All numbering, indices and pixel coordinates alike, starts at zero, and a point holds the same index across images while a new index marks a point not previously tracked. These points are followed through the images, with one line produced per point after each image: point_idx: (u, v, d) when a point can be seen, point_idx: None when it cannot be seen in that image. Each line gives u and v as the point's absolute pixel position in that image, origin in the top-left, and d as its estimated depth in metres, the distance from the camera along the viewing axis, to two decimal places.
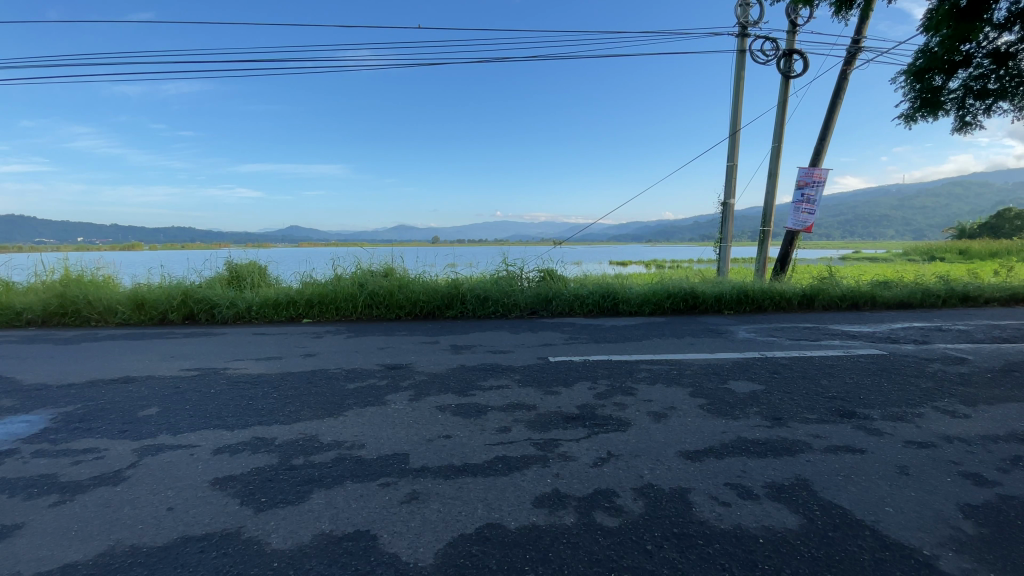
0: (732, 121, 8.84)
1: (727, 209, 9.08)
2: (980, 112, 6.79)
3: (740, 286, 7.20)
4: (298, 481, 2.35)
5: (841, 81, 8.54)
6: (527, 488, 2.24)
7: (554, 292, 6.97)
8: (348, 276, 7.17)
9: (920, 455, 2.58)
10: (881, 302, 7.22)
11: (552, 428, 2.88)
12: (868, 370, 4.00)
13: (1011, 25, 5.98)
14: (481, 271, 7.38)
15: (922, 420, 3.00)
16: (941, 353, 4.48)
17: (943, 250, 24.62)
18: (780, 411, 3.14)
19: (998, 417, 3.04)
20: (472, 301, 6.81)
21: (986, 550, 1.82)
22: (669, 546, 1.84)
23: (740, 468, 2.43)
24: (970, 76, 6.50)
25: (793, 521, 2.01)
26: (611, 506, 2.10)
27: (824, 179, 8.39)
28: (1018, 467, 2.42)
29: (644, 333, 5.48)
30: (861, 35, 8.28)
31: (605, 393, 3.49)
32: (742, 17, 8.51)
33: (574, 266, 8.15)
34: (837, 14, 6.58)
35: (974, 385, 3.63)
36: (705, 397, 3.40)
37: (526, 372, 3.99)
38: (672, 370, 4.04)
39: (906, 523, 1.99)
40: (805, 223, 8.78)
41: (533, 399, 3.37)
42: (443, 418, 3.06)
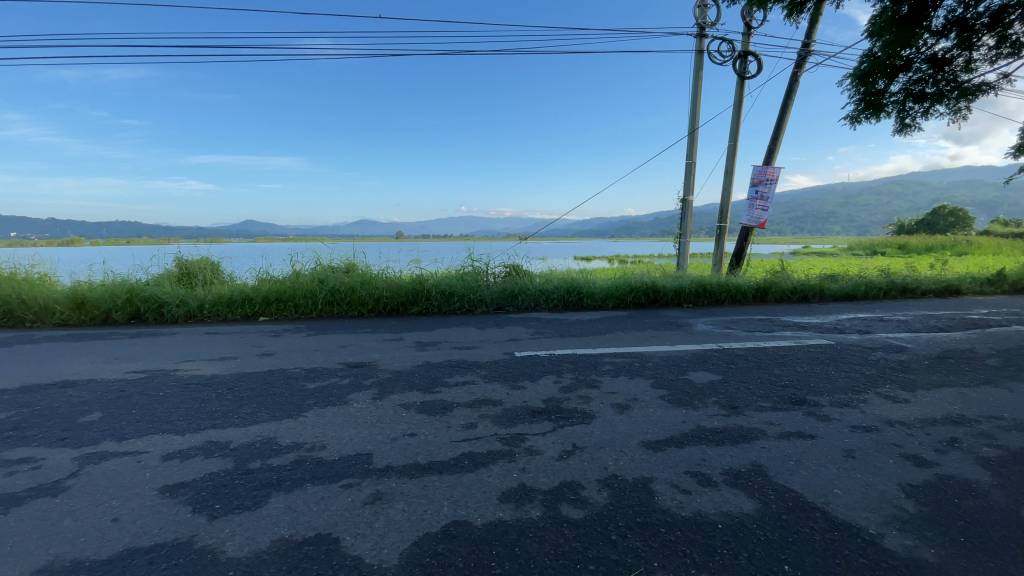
0: (690, 120, 9.09)
1: (686, 206, 9.35)
2: (918, 115, 7.19)
3: (698, 280, 7.41)
4: (256, 485, 2.27)
5: (792, 83, 8.91)
6: (493, 484, 2.24)
7: (520, 287, 6.99)
8: (307, 272, 6.95)
9: (866, 439, 2.73)
10: (828, 295, 7.60)
11: (519, 423, 2.89)
12: (818, 359, 4.21)
13: (947, 32, 6.38)
14: (446, 267, 7.30)
15: (867, 405, 3.18)
16: (883, 342, 4.76)
17: (885, 244, 26.08)
18: (736, 400, 3.26)
19: (935, 401, 3.26)
20: (438, 297, 6.72)
21: (926, 528, 1.94)
22: (632, 535, 1.88)
23: (700, 456, 2.50)
24: (910, 80, 6.90)
25: (750, 506, 2.08)
26: (577, 498, 2.13)
27: (777, 178, 8.74)
28: (954, 448, 2.60)
29: (608, 327, 5.57)
30: (810, 39, 8.63)
31: (571, 386, 3.53)
32: (700, 18, 8.72)
33: (539, 261, 8.21)
34: (789, 18, 6.84)
35: (913, 371, 3.88)
36: (666, 388, 3.49)
37: (492, 368, 3.98)
38: (635, 363, 4.12)
39: (852, 504, 2.11)
40: (760, 219, 9.16)
41: (500, 394, 3.37)
42: (408, 416, 3.01)
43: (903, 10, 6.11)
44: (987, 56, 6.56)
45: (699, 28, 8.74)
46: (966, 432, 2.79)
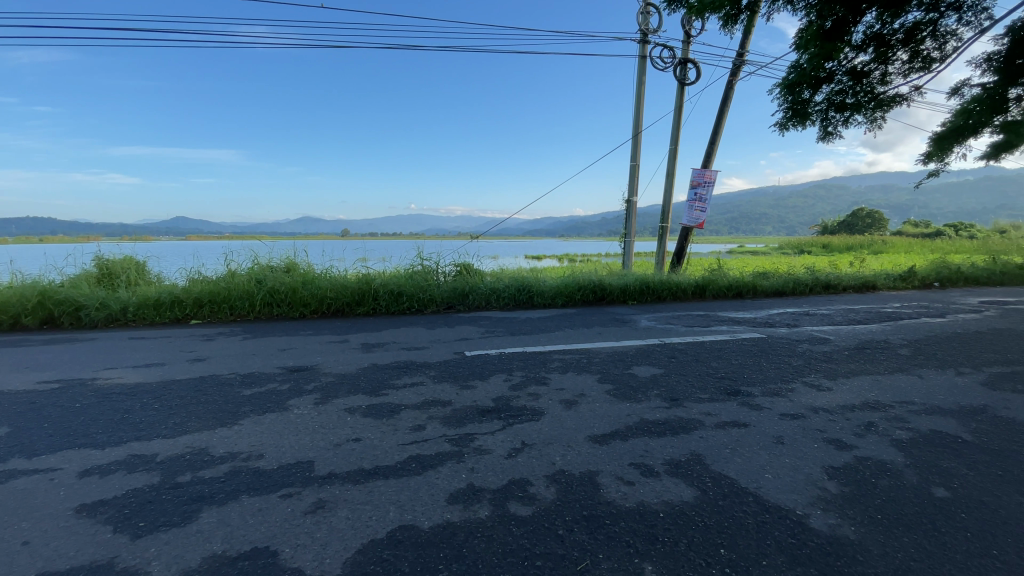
0: (634, 123, 9.37)
1: (631, 207, 9.64)
2: (839, 124, 7.77)
3: (642, 278, 7.67)
4: (186, 500, 2.13)
5: (727, 91, 9.39)
6: (441, 485, 2.21)
7: (470, 286, 6.95)
8: (243, 272, 6.60)
9: (794, 425, 2.92)
10: (761, 291, 8.06)
11: (467, 423, 2.87)
12: (751, 351, 4.46)
13: (865, 47, 6.93)
14: (394, 266, 7.16)
15: (795, 394, 3.41)
16: (809, 335, 5.12)
17: (810, 244, 28.04)
18: (677, 393, 3.40)
19: (853, 388, 3.55)
20: (386, 297, 6.55)
21: (847, 507, 2.11)
22: (578, 529, 1.91)
23: (643, 448, 2.59)
24: (832, 91, 7.44)
25: (689, 494, 2.18)
26: (525, 495, 2.14)
27: (714, 180, 9.17)
28: (869, 432, 2.83)
29: (557, 325, 5.66)
30: (744, 50, 9.13)
31: (520, 384, 3.55)
32: (643, 25, 9.01)
33: (490, 260, 8.21)
34: (725, 28, 7.19)
35: (835, 361, 4.20)
36: (612, 383, 3.59)
37: (441, 368, 3.94)
38: (582, 359, 4.21)
39: (781, 487, 2.25)
40: (698, 219, 9.49)
41: (448, 395, 3.33)
42: (353, 421, 2.93)
43: (827, 24, 6.59)
44: (899, 70, 7.18)
45: (642, 34, 9.02)
46: (880, 416, 3.05)
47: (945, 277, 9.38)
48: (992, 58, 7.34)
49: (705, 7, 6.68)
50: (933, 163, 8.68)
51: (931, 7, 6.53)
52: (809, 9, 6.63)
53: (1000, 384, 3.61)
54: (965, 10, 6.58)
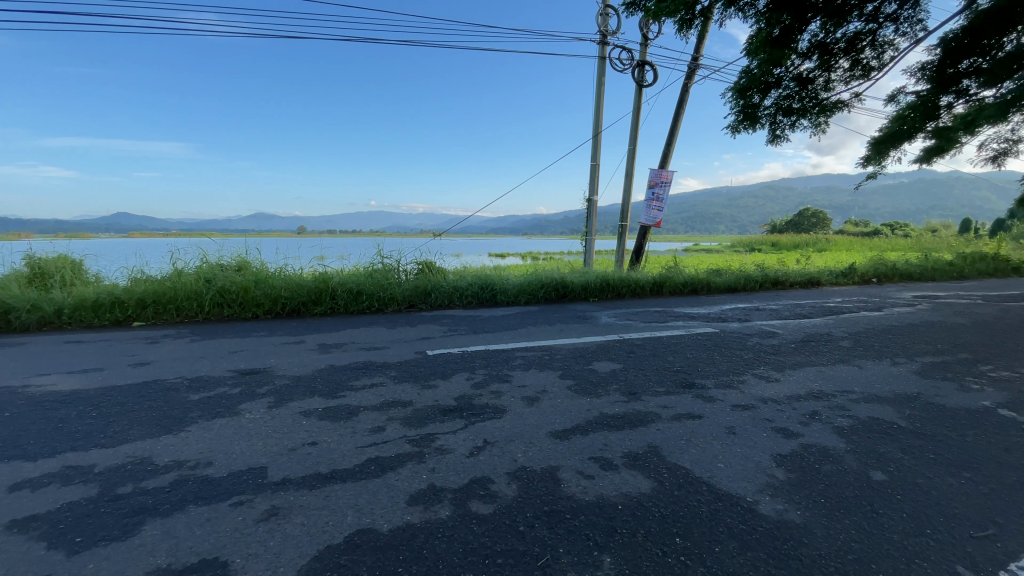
0: (594, 123, 9.52)
1: (592, 205, 9.79)
2: (787, 127, 8.14)
3: (603, 276, 7.82)
4: (127, 512, 2.01)
5: (683, 93, 9.66)
6: (401, 487, 2.18)
7: (432, 284, 6.87)
8: (192, 271, 6.30)
9: (744, 416, 3.04)
10: (715, 287, 8.37)
11: (429, 423, 2.84)
12: (705, 345, 4.63)
13: (810, 54, 7.28)
14: (353, 264, 7.01)
15: (745, 385, 3.56)
16: (759, 329, 5.36)
17: (760, 242, 29.26)
18: (635, 387, 3.48)
19: (799, 378, 3.74)
20: (344, 296, 6.39)
21: (793, 492, 2.21)
22: (539, 524, 1.93)
23: (603, 442, 2.64)
24: (780, 96, 7.78)
25: (646, 485, 2.24)
26: (486, 493, 2.14)
27: (671, 180, 9.43)
28: (814, 420, 2.99)
29: (520, 322, 5.68)
30: (699, 54, 9.42)
31: (482, 382, 3.55)
32: (602, 26, 9.15)
33: (452, 258, 8.15)
34: (681, 32, 7.40)
35: (783, 353, 4.41)
36: (573, 378, 3.65)
37: (402, 368, 3.88)
38: (544, 356, 4.25)
39: (733, 476, 2.34)
40: (655, 219, 9.74)
41: (409, 395, 3.29)
42: (309, 424, 2.84)
43: (774, 32, 6.89)
44: (841, 77, 7.58)
45: (602, 35, 9.16)
46: (824, 405, 3.23)
47: (882, 273, 10.01)
48: (925, 67, 7.86)
49: (662, 10, 6.85)
50: (872, 166, 9.22)
51: (869, 18, 6.92)
52: (758, 16, 6.91)
53: (930, 373, 3.89)
54: (900, 21, 7.02)
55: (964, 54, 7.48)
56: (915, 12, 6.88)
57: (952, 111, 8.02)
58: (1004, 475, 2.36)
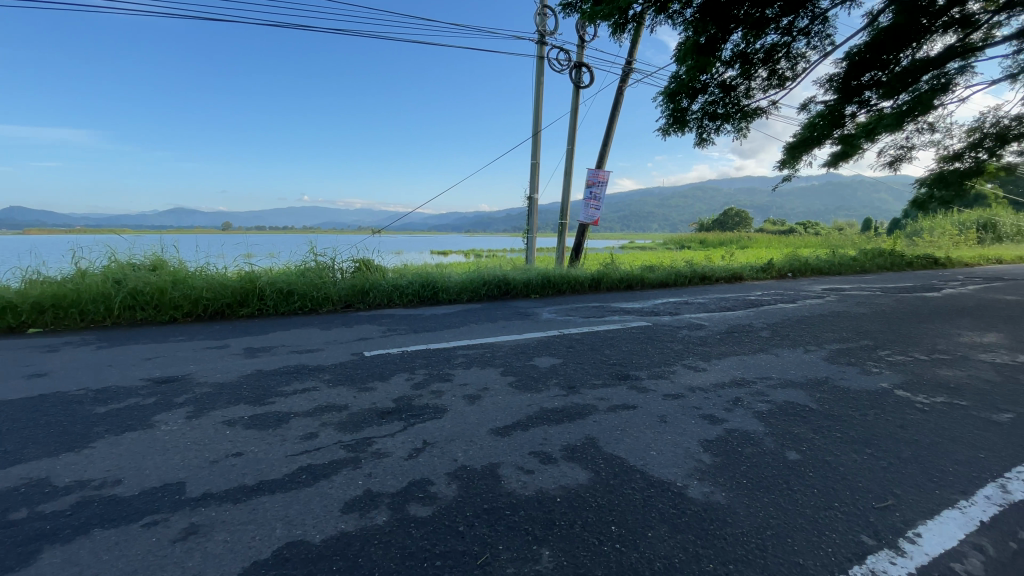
0: (534, 121, 9.62)
1: (532, 203, 9.90)
2: (712, 131, 8.62)
3: (544, 273, 7.93)
4: (18, 541, 1.80)
5: (618, 95, 9.98)
6: (335, 495, 2.10)
7: (370, 283, 6.66)
8: (98, 272, 5.73)
9: (675, 404, 3.20)
10: (648, 283, 8.74)
11: (365, 426, 2.76)
12: (640, 338, 4.83)
13: (733, 63, 7.75)
14: (284, 263, 6.66)
15: (676, 375, 3.75)
16: (688, 321, 5.66)
17: (690, 240, 30.89)
18: (574, 380, 3.56)
19: (724, 367, 3.98)
20: (274, 296, 6.06)
21: (719, 475, 2.35)
22: (479, 523, 1.93)
23: (542, 436, 2.68)
24: (706, 101, 8.23)
25: (584, 476, 2.30)
26: (425, 495, 2.11)
27: (607, 180, 9.74)
28: (736, 406, 3.20)
29: (461, 320, 5.65)
30: (632, 58, 9.76)
31: (422, 382, 3.49)
32: (540, 26, 9.25)
33: (391, 256, 7.96)
34: (615, 35, 7.62)
35: (709, 344, 4.69)
36: (514, 375, 3.67)
37: (337, 371, 3.74)
38: (485, 353, 4.24)
39: (664, 462, 2.46)
40: (593, 217, 10.00)
41: (344, 398, 3.17)
42: (234, 434, 2.67)
43: (701, 40, 7.27)
44: (760, 86, 8.13)
45: (540, 35, 9.27)
46: (746, 392, 3.46)
47: (796, 268, 10.88)
48: (833, 79, 8.56)
49: (597, 13, 7.02)
50: (787, 169, 9.96)
51: (784, 31, 7.46)
52: (687, 25, 7.26)
53: (836, 358, 4.28)
54: (811, 35, 7.62)
55: (865, 68, 8.24)
56: (823, 28, 7.49)
57: (855, 120, 8.82)
58: (899, 449, 2.64)
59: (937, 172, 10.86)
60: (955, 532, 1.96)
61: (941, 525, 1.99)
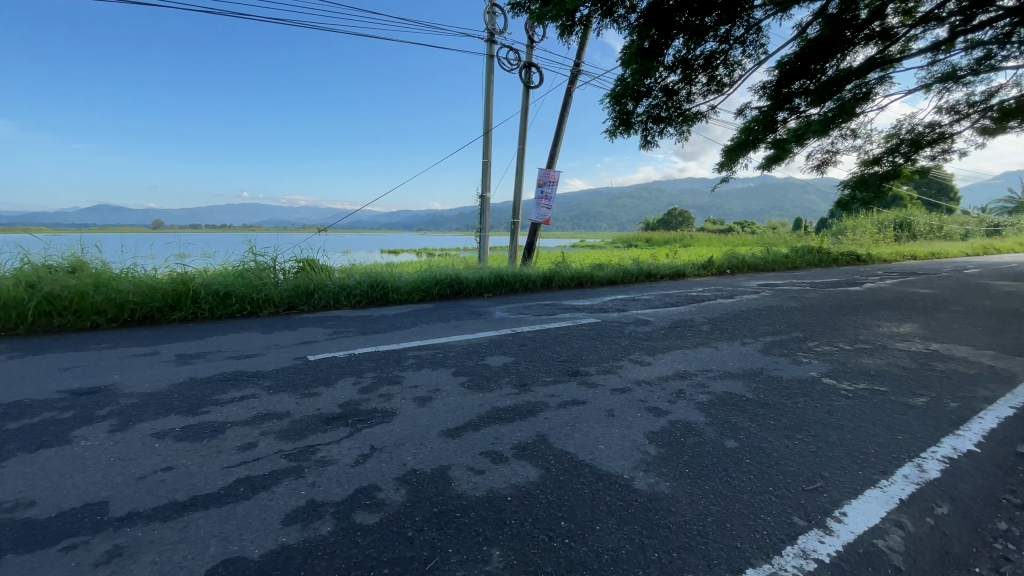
0: (485, 120, 9.60)
1: (484, 202, 9.87)
2: (656, 134, 8.92)
3: (496, 272, 7.93)
4: None
5: (567, 96, 10.12)
6: (276, 506, 2.01)
7: (315, 283, 6.42)
8: (6, 275, 5.21)
9: (623, 398, 3.29)
10: (598, 281, 8.93)
11: (309, 434, 2.66)
12: (589, 335, 4.93)
13: (675, 68, 8.05)
14: (221, 264, 6.31)
15: (623, 370, 3.86)
16: (635, 317, 5.84)
17: (637, 238, 31.87)
18: (525, 378, 3.59)
19: (668, 361, 4.14)
20: (210, 298, 5.73)
21: (664, 466, 2.44)
22: (428, 527, 1.90)
23: (494, 436, 2.68)
24: (651, 105, 8.50)
25: (534, 473, 2.32)
26: (372, 502, 2.06)
27: (558, 180, 9.87)
28: (679, 398, 3.33)
29: (412, 320, 5.56)
30: (580, 60, 9.93)
31: (370, 386, 3.40)
32: (489, 24, 9.24)
33: (338, 255, 7.71)
34: (562, 37, 7.72)
35: (655, 338, 4.86)
36: (465, 375, 3.65)
37: (279, 376, 3.58)
38: (437, 354, 4.19)
39: (612, 455, 2.52)
40: (545, 216, 10.13)
41: (286, 405, 3.04)
42: (164, 447, 2.50)
43: (645, 44, 7.49)
44: (700, 91, 8.49)
45: (489, 34, 9.25)
46: (688, 384, 3.61)
47: (734, 265, 11.45)
48: (766, 86, 9.06)
49: (545, 14, 7.09)
50: (725, 171, 10.47)
51: (722, 40, 7.82)
52: (632, 29, 7.47)
53: (771, 350, 4.54)
54: (746, 44, 8.03)
55: (795, 76, 8.76)
56: (757, 38, 7.91)
57: (787, 125, 9.38)
58: (826, 434, 2.83)
59: (859, 175, 11.74)
60: (877, 510, 2.12)
61: (862, 504, 2.15)
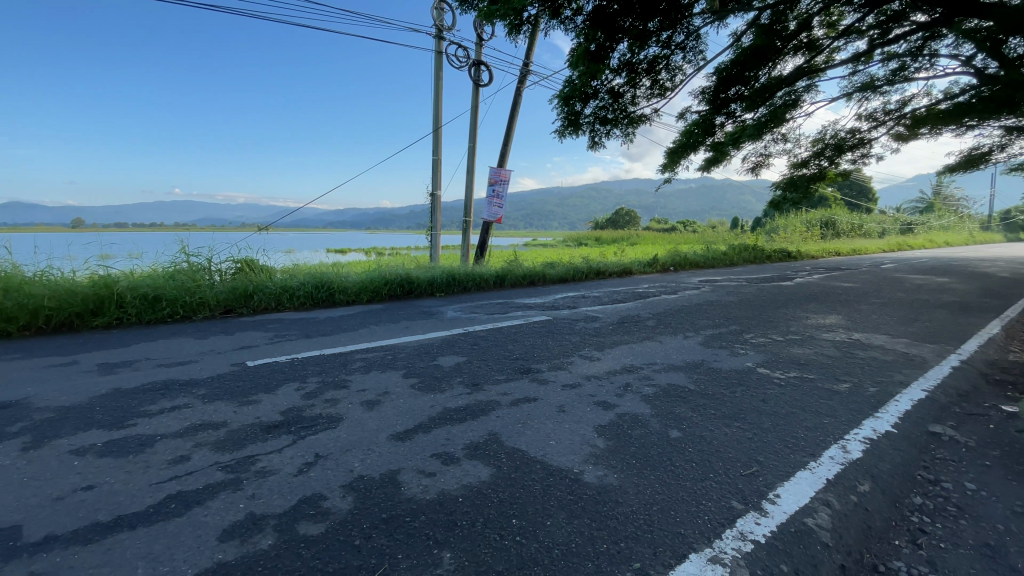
0: (434, 117, 9.48)
1: (434, 200, 9.75)
2: (603, 135, 9.13)
3: (447, 271, 7.86)
4: None
5: (517, 95, 10.17)
6: (212, 522, 1.90)
7: (255, 285, 6.12)
8: None
9: (573, 394, 3.35)
10: (549, 279, 9.04)
11: (248, 444, 2.53)
12: (541, 332, 4.99)
13: (620, 71, 8.27)
14: (150, 266, 5.90)
15: (574, 366, 3.93)
16: (585, 314, 5.96)
17: (587, 236, 32.49)
18: (477, 377, 3.58)
19: (617, 356, 4.25)
20: (138, 302, 5.33)
21: (612, 458, 2.50)
22: (377, 534, 1.86)
23: (445, 437, 2.65)
24: (598, 106, 8.69)
25: (485, 473, 2.32)
26: (316, 512, 1.99)
27: (508, 179, 9.89)
28: (626, 391, 3.43)
29: (361, 322, 5.42)
30: (529, 60, 10.00)
31: (315, 391, 3.28)
32: (437, 20, 9.12)
33: (280, 255, 7.39)
34: (511, 35, 7.74)
35: (604, 334, 4.98)
36: (415, 376, 3.60)
37: (216, 384, 3.38)
38: (386, 355, 4.11)
39: (562, 450, 2.56)
40: (496, 215, 10.15)
41: (224, 415, 2.88)
42: (84, 464, 2.31)
43: (591, 47, 7.65)
44: (644, 94, 8.76)
45: (437, 30, 9.14)
46: (635, 377, 3.72)
47: (678, 262, 11.93)
48: (705, 91, 9.46)
49: (493, 12, 7.09)
50: (668, 173, 10.87)
51: (664, 45, 8.11)
52: (578, 31, 7.59)
53: (712, 343, 4.76)
54: (686, 50, 8.36)
55: (731, 83, 9.12)
56: (696, 44, 8.26)
57: (724, 129, 9.85)
58: (761, 421, 3.00)
59: (789, 177, 12.51)
60: (806, 490, 2.27)
61: (793, 486, 2.29)
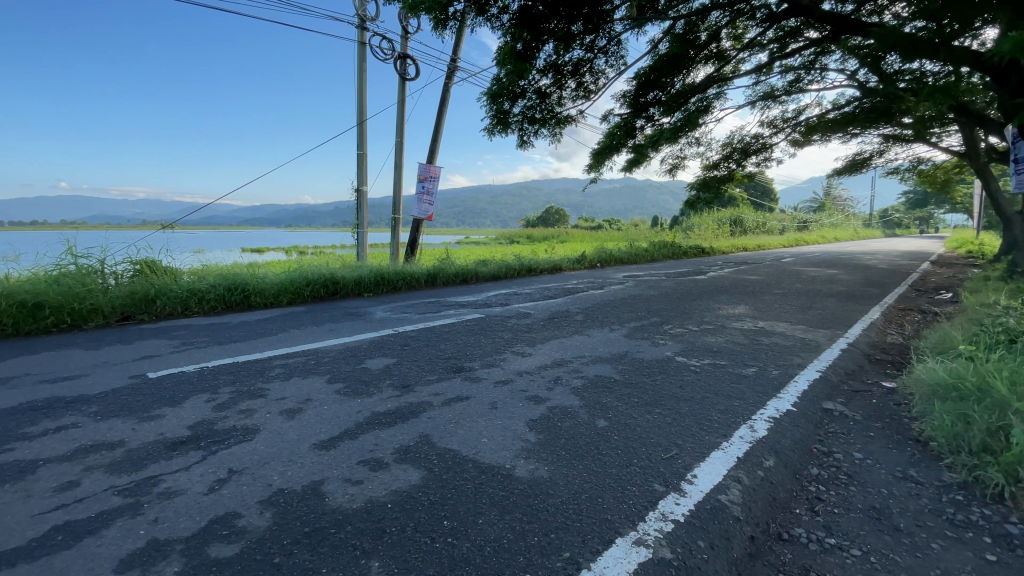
0: (358, 110, 9.14)
1: (361, 197, 9.40)
2: (531, 134, 9.25)
3: (375, 270, 7.62)
4: None
5: (445, 91, 10.06)
6: (108, 552, 1.72)
7: (158, 289, 5.59)
8: None
9: (505, 390, 3.38)
10: (481, 277, 9.03)
11: (151, 463, 2.31)
12: (472, 330, 4.98)
13: (546, 72, 8.42)
14: (29, 270, 5.21)
15: (505, 362, 3.96)
16: (517, 310, 6.03)
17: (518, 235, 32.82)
18: (408, 379, 3.51)
19: (547, 351, 4.34)
20: (14, 311, 4.69)
21: (543, 452, 2.55)
22: (299, 549, 1.77)
23: (372, 442, 2.57)
24: (525, 106, 8.78)
25: (415, 475, 2.28)
26: (231, 531, 1.85)
27: (439, 176, 9.78)
28: (556, 385, 3.51)
29: (282, 325, 5.12)
30: (457, 56, 9.91)
31: (228, 402, 3.05)
32: (360, 10, 8.79)
33: (187, 255, 6.79)
34: (437, 30, 7.62)
35: (535, 330, 5.06)
36: (341, 381, 3.46)
37: (112, 400, 3.05)
38: (309, 360, 3.91)
39: (494, 447, 2.58)
40: (427, 212, 9.95)
41: (121, 433, 2.61)
42: None
43: (518, 46, 7.72)
44: (570, 95, 8.99)
45: (360, 20, 8.81)
46: (565, 371, 3.82)
47: (605, 259, 12.37)
48: (626, 95, 9.91)
49: (418, 5, 6.96)
50: (593, 172, 11.22)
51: (588, 48, 8.36)
52: (504, 30, 7.64)
53: (636, 335, 4.99)
54: (608, 55, 8.68)
55: (649, 87, 9.65)
56: (618, 49, 8.60)
57: (644, 131, 10.35)
58: (679, 407, 3.19)
59: (703, 177, 13.37)
60: (719, 469, 2.45)
61: (707, 467, 2.45)
